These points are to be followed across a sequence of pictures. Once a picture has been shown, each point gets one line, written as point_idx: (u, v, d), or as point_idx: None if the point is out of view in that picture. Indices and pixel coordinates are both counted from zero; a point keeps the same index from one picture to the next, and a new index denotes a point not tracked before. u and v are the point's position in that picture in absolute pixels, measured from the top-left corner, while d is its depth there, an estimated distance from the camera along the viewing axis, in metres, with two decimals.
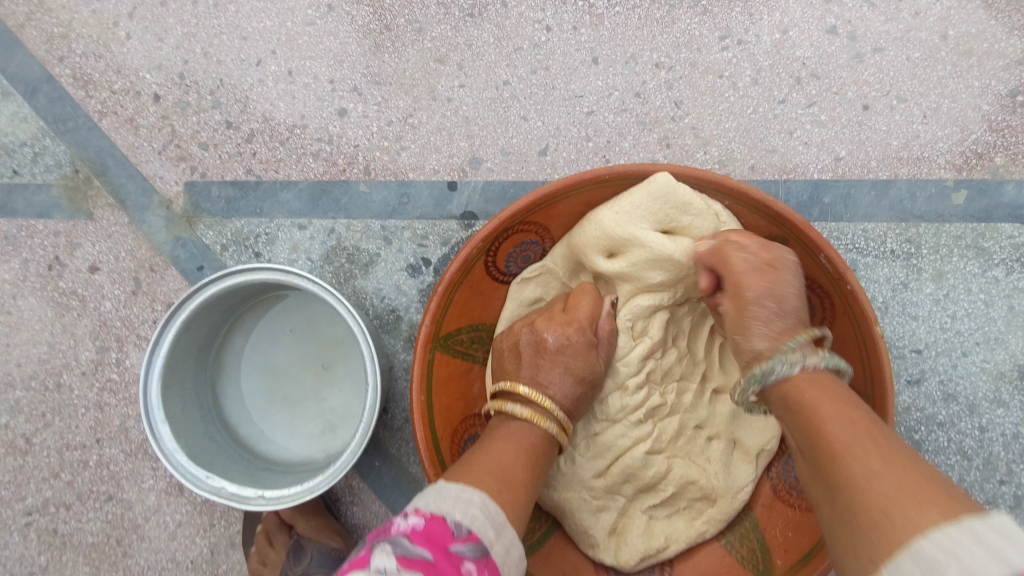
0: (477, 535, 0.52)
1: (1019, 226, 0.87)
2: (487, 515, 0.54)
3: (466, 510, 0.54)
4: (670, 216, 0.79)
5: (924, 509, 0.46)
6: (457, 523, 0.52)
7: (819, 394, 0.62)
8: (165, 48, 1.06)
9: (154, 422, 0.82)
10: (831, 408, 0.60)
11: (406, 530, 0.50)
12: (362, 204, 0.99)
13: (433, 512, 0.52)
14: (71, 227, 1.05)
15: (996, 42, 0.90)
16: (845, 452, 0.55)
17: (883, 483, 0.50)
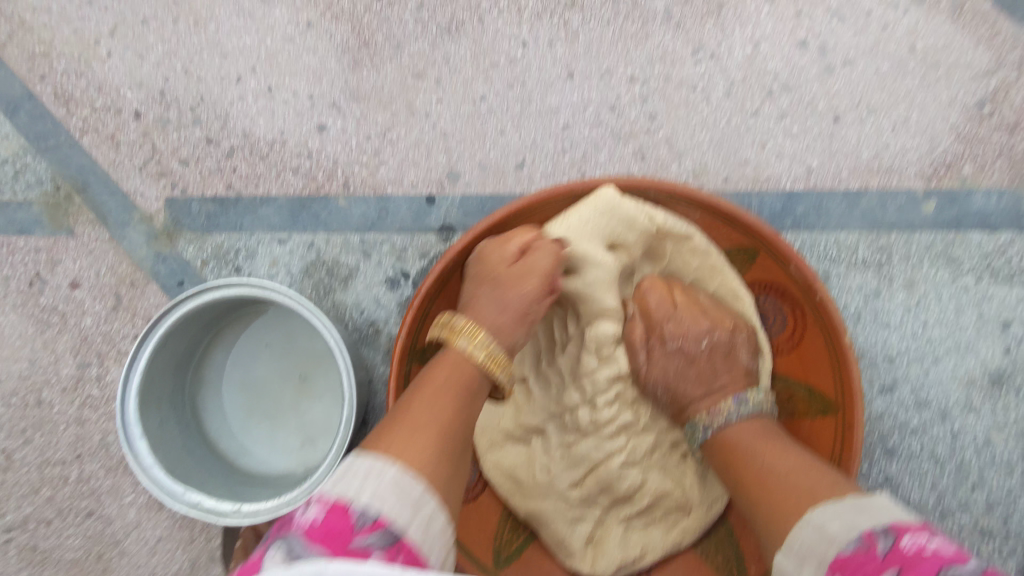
0: (386, 522, 0.50)
1: (987, 235, 0.88)
2: (399, 492, 0.52)
3: (375, 491, 0.51)
4: (617, 232, 0.80)
5: (812, 498, 0.59)
6: (362, 510, 0.50)
7: (748, 436, 0.72)
8: (147, 66, 1.07)
9: (131, 437, 0.82)
10: (756, 447, 0.70)
11: (304, 524, 0.48)
12: (341, 218, 1.00)
13: (336, 500, 0.50)
14: (52, 243, 1.05)
15: (964, 54, 0.91)
16: (767, 477, 0.65)
17: (802, 500, 0.60)
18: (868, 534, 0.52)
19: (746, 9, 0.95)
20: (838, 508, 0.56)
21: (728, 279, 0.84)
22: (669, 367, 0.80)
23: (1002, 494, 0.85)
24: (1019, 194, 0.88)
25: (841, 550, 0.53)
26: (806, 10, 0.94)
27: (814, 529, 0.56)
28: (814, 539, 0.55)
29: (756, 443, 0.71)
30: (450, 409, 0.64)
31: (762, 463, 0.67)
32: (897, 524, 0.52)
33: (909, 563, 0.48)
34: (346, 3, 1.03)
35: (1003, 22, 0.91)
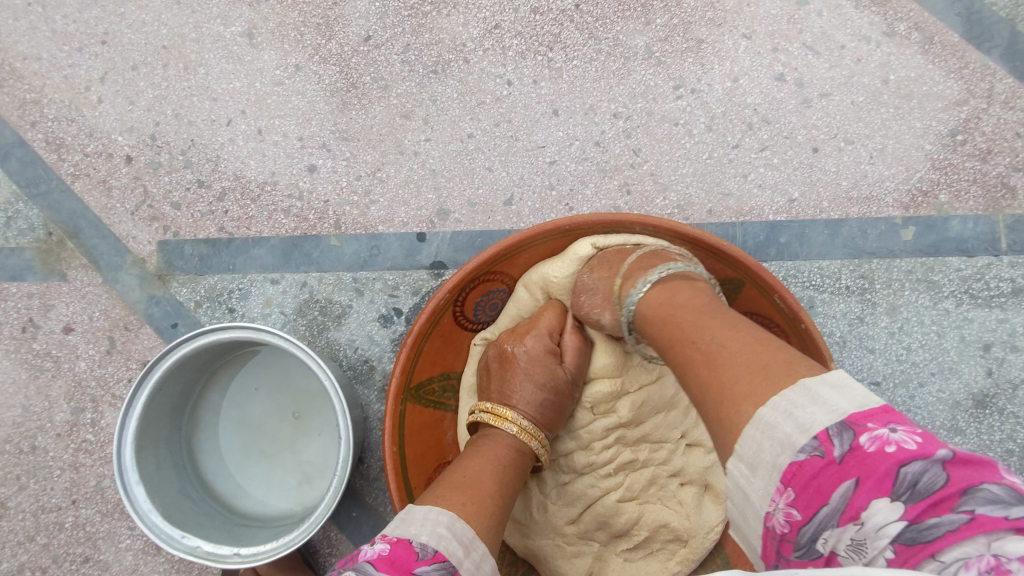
0: (443, 556, 0.52)
1: (965, 260, 0.90)
2: (454, 534, 0.54)
3: (432, 532, 0.53)
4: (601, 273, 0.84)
5: (762, 381, 0.47)
6: (423, 546, 0.52)
7: (672, 304, 0.61)
8: (137, 111, 1.08)
9: (129, 483, 0.82)
10: (684, 308, 0.59)
11: (369, 556, 0.50)
12: (333, 257, 1.01)
13: (399, 537, 0.52)
14: (44, 289, 1.06)
15: (935, 84, 0.94)
16: (699, 347, 0.54)
17: (754, 383, 0.47)
18: (822, 435, 0.42)
19: (724, 45, 0.98)
20: (777, 406, 0.45)
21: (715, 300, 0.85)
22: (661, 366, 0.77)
23: None
24: (994, 219, 0.91)
25: (795, 456, 0.43)
26: (782, 45, 0.97)
27: (760, 432, 0.45)
28: (759, 443, 0.45)
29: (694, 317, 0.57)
30: (499, 486, 0.66)
31: (708, 337, 0.54)
32: (856, 415, 0.42)
33: (864, 470, 0.39)
34: (333, 46, 1.05)
35: (971, 54, 0.94)
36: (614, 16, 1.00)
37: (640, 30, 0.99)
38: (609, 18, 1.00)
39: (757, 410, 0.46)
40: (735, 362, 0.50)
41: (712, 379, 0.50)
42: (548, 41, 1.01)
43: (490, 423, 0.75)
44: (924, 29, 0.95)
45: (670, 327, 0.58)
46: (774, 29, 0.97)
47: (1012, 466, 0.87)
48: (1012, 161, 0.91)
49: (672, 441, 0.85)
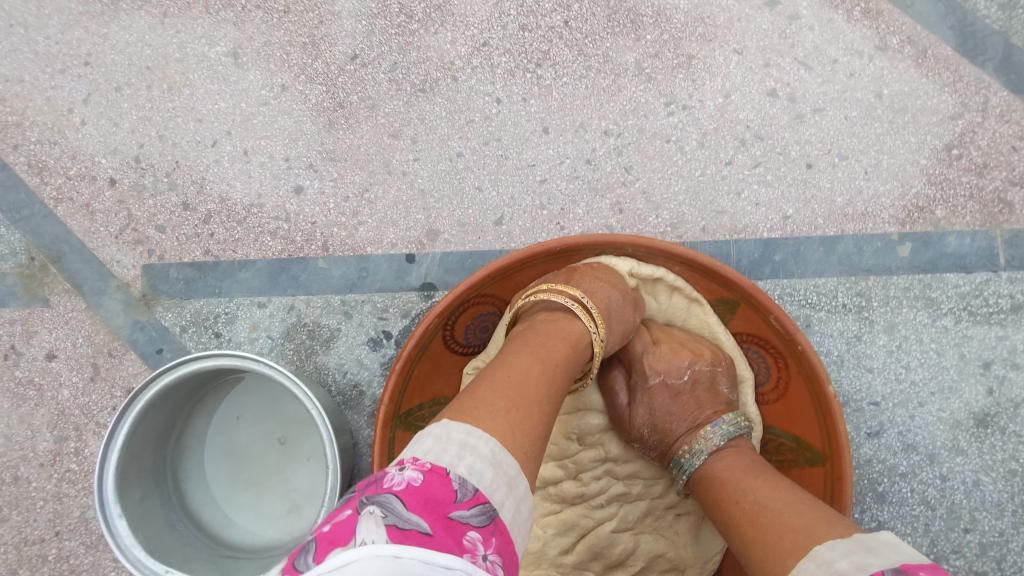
0: (483, 496, 0.46)
1: (964, 276, 0.89)
2: (498, 466, 0.48)
3: (472, 464, 0.47)
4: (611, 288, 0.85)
5: (803, 536, 0.55)
6: (462, 481, 0.46)
7: (730, 465, 0.71)
8: (121, 133, 1.06)
9: (110, 517, 0.79)
10: (734, 476, 0.69)
11: (398, 492, 0.44)
12: (321, 280, 0.99)
13: (435, 466, 0.46)
14: (27, 315, 1.04)
15: (929, 99, 0.93)
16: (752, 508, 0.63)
17: (805, 528, 0.56)
18: (877, 574, 0.47)
19: (716, 61, 0.97)
20: (834, 546, 0.52)
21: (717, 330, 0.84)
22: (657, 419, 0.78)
23: (994, 535, 0.84)
24: (992, 234, 0.89)
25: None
26: (773, 60, 0.96)
27: (815, 565, 0.51)
28: (813, 574, 0.51)
29: (739, 477, 0.68)
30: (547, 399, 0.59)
31: (757, 493, 0.64)
32: (907, 563, 0.47)
33: None
34: (320, 65, 1.04)
35: (966, 67, 0.92)
36: (604, 32, 0.99)
37: (630, 47, 0.98)
38: (598, 35, 0.99)
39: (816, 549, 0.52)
40: (786, 513, 0.59)
41: (761, 528, 0.60)
42: (537, 58, 1.00)
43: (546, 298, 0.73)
44: (917, 43, 0.94)
45: (721, 485, 0.69)
46: (765, 44, 0.96)
47: (1015, 486, 0.85)
48: (1009, 175, 0.90)
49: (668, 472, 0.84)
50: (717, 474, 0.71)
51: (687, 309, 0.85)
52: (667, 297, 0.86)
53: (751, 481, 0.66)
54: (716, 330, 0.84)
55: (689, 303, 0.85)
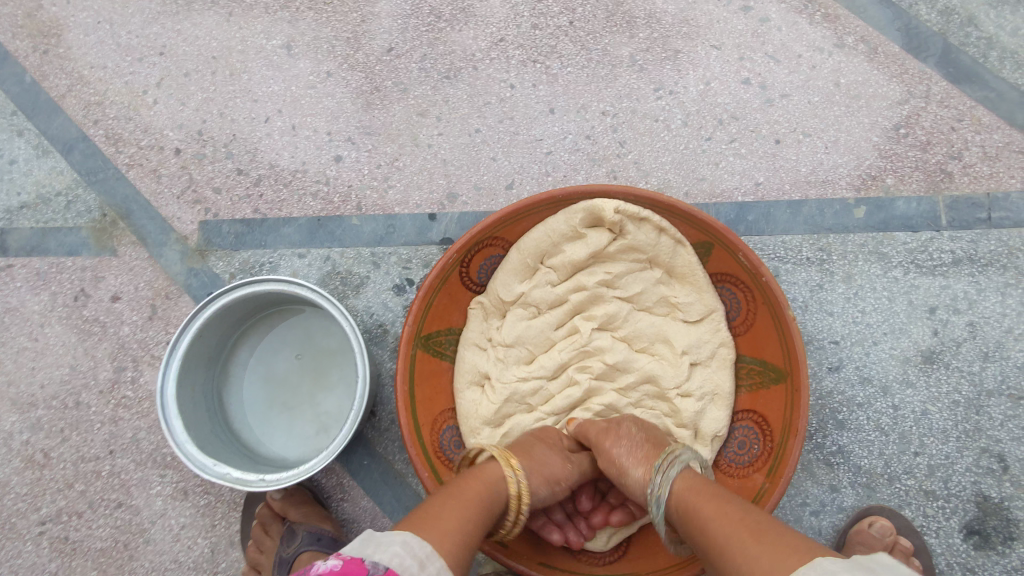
0: (394, 571, 0.58)
1: (911, 234, 1.02)
2: (409, 551, 0.60)
3: (387, 550, 0.59)
4: (597, 223, 0.97)
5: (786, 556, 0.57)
6: (376, 564, 0.58)
7: (696, 499, 0.71)
8: (187, 110, 1.24)
9: (169, 415, 0.92)
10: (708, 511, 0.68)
11: (324, 569, 0.57)
12: (354, 235, 1.14)
13: (353, 555, 0.59)
14: (96, 262, 1.19)
15: (880, 87, 1.08)
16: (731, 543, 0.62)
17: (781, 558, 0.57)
18: None
19: (698, 54, 1.13)
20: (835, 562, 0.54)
21: (688, 257, 0.96)
22: (628, 450, 0.82)
23: (941, 458, 0.96)
24: (935, 200, 1.03)
25: None
26: (747, 55, 1.12)
27: None
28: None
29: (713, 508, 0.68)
30: (468, 517, 0.69)
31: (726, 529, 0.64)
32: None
33: None
34: (360, 56, 1.21)
35: (911, 61, 1.08)
36: (603, 30, 1.16)
37: (625, 42, 1.15)
38: (598, 33, 1.16)
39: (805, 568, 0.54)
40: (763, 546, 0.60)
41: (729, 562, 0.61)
42: (546, 51, 1.17)
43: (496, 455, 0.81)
44: (869, 41, 1.10)
45: (699, 527, 0.67)
46: (740, 42, 1.13)
47: (958, 415, 0.96)
48: (948, 150, 1.05)
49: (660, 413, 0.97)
50: (686, 494, 0.72)
51: (673, 249, 0.96)
52: (655, 235, 0.96)
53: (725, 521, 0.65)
54: (696, 269, 0.96)
55: (675, 245, 0.96)
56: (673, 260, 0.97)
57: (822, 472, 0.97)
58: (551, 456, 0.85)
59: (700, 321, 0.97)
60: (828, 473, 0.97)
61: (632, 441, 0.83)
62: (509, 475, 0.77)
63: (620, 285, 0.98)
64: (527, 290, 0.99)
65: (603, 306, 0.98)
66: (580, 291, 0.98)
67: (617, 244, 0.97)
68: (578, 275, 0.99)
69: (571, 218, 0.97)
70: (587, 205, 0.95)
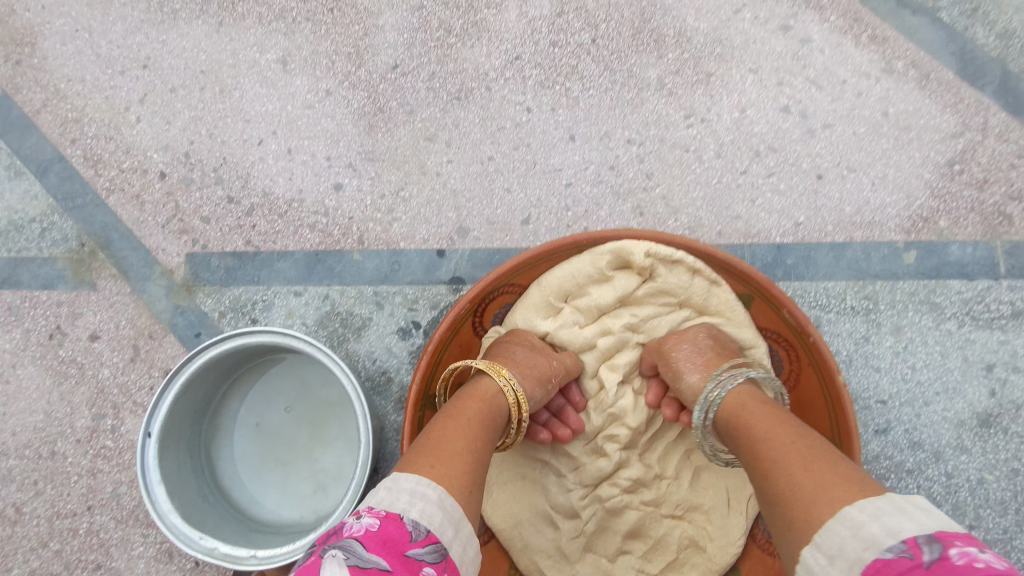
0: (435, 536, 0.53)
1: (966, 283, 0.94)
2: (444, 510, 0.55)
3: (422, 509, 0.54)
4: (626, 262, 0.87)
5: (840, 491, 0.52)
6: (415, 524, 0.52)
7: (755, 412, 0.68)
8: (173, 130, 1.13)
9: (150, 483, 0.83)
10: (760, 427, 0.65)
11: (359, 532, 0.50)
12: (355, 271, 1.05)
13: (389, 512, 0.52)
14: (74, 297, 1.09)
15: (932, 118, 0.99)
16: (776, 466, 0.59)
17: (832, 489, 0.52)
18: (911, 542, 0.45)
19: (732, 78, 1.04)
20: (864, 508, 0.49)
21: (725, 295, 0.87)
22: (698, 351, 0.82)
23: (999, 532, 0.88)
24: (993, 245, 0.94)
25: (881, 554, 0.46)
26: (787, 79, 1.03)
27: (844, 528, 0.49)
28: (843, 537, 0.48)
29: (768, 425, 0.64)
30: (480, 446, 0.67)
31: (774, 446, 0.61)
32: (942, 533, 0.45)
33: None
34: (362, 73, 1.11)
35: (966, 90, 0.99)
36: (629, 50, 1.06)
37: (653, 64, 1.05)
38: (623, 52, 1.06)
39: (842, 511, 0.50)
40: (819, 471, 0.55)
41: (774, 489, 0.58)
42: (566, 72, 1.07)
43: (487, 371, 0.78)
44: (920, 67, 1.00)
45: (747, 437, 0.66)
46: (779, 65, 1.03)
47: (1018, 485, 0.88)
48: (1007, 190, 0.96)
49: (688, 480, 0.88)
50: (739, 412, 0.71)
51: (707, 291, 0.87)
52: (688, 277, 0.87)
53: (779, 438, 0.62)
54: (733, 311, 0.87)
55: (709, 287, 0.87)
56: (709, 305, 0.88)
57: None
58: (533, 356, 0.83)
59: None
60: None
61: (696, 345, 0.83)
62: (501, 386, 0.76)
63: (647, 330, 0.91)
64: (550, 332, 0.90)
65: (628, 353, 0.90)
66: (608, 335, 0.90)
67: (647, 287, 0.88)
68: (603, 318, 0.91)
69: (597, 257, 0.87)
70: (614, 247, 0.85)
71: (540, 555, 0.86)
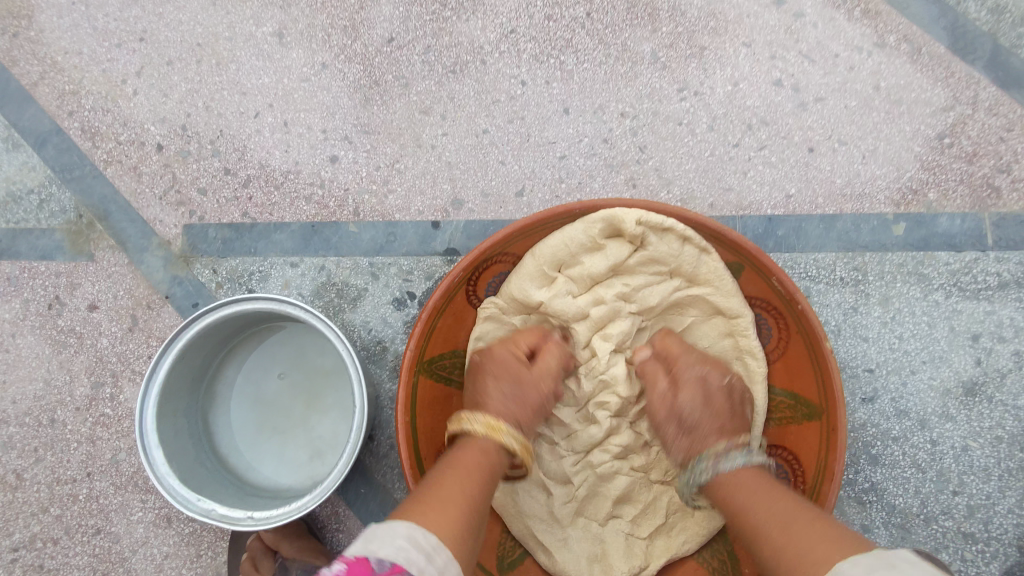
0: (402, 566, 0.54)
1: (954, 254, 0.95)
2: (418, 546, 0.57)
3: (394, 548, 0.55)
4: (617, 231, 0.88)
5: (831, 548, 0.59)
6: (382, 561, 0.54)
7: (750, 478, 0.74)
8: (170, 103, 1.14)
9: (147, 446, 0.84)
10: (756, 492, 0.72)
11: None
12: (351, 243, 1.06)
13: (356, 555, 0.54)
14: (72, 268, 1.10)
15: (923, 92, 1.00)
16: (774, 538, 0.65)
17: (828, 552, 0.59)
18: None
19: (725, 52, 1.04)
20: (858, 563, 0.55)
21: (713, 262, 0.88)
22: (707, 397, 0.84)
23: (982, 498, 0.89)
24: (981, 217, 0.95)
25: None
26: (779, 53, 1.03)
27: None
28: None
29: (765, 496, 0.71)
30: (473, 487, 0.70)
31: (775, 509, 0.68)
32: None
33: None
34: (358, 47, 1.11)
35: (957, 64, 1.00)
36: (623, 23, 1.07)
37: (647, 37, 1.06)
38: (617, 26, 1.07)
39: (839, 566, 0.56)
40: (814, 538, 0.61)
41: (779, 543, 0.64)
42: (560, 45, 1.07)
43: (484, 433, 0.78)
44: (912, 41, 1.01)
45: (741, 520, 0.71)
46: (772, 39, 1.04)
47: (1000, 452, 0.90)
48: (996, 163, 0.97)
49: None
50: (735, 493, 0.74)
51: (697, 258, 0.88)
52: (678, 245, 0.88)
53: (776, 506, 0.68)
54: (722, 276, 0.87)
55: (699, 254, 0.88)
56: (699, 273, 0.88)
57: (853, 511, 0.91)
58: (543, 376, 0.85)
59: (719, 338, 0.92)
60: (860, 512, 0.91)
61: (708, 378, 0.85)
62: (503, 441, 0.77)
63: (639, 299, 0.90)
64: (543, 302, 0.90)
65: (620, 324, 0.90)
66: (601, 307, 0.90)
67: (638, 255, 0.88)
68: (597, 288, 0.91)
69: (589, 226, 0.87)
70: (607, 214, 0.86)
71: (533, 519, 0.88)
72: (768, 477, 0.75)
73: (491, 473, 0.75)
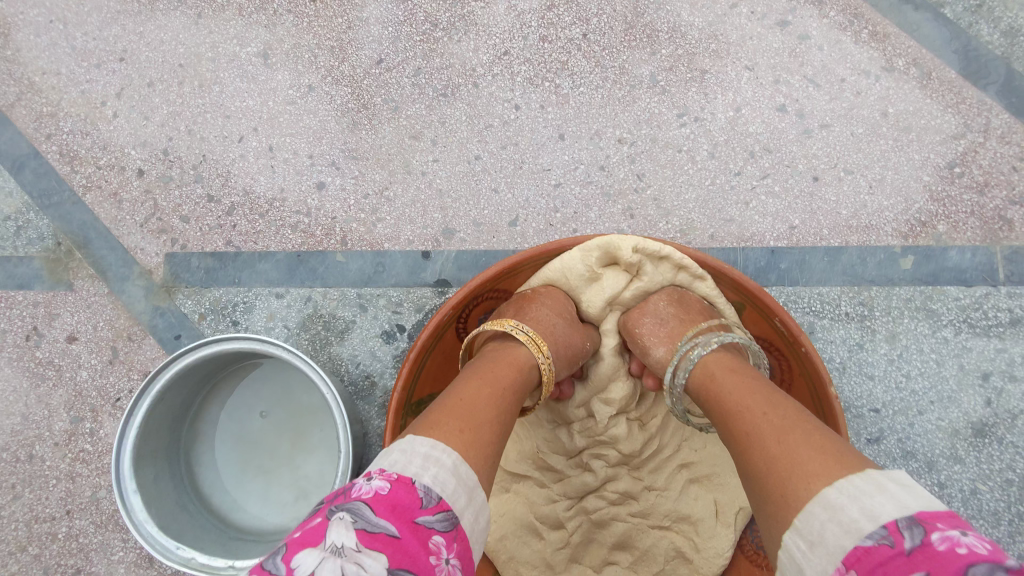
0: (447, 504, 0.48)
1: (964, 289, 0.91)
2: (459, 475, 0.50)
3: (436, 473, 0.49)
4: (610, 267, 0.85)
5: (819, 465, 0.49)
6: (426, 491, 0.48)
7: (731, 377, 0.65)
8: (151, 126, 1.10)
9: (124, 491, 0.81)
10: (734, 394, 0.62)
11: (368, 494, 0.46)
12: (338, 273, 1.02)
13: (400, 475, 0.48)
14: (50, 297, 1.06)
15: (932, 119, 0.96)
16: (752, 445, 0.56)
17: (813, 468, 0.49)
18: (891, 525, 0.42)
19: (727, 76, 1.00)
20: (848, 485, 0.46)
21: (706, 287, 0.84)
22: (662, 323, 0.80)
23: None
24: (992, 250, 0.92)
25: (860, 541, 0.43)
26: (783, 77, 0.99)
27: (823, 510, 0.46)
28: (822, 520, 0.46)
29: (744, 391, 0.62)
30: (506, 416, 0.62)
31: (752, 410, 0.59)
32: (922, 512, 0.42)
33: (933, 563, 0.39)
34: (346, 68, 1.07)
35: (968, 89, 0.96)
36: (621, 45, 1.03)
37: (645, 60, 1.02)
38: (615, 48, 1.03)
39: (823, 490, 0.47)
40: (796, 447, 0.52)
41: (756, 468, 0.54)
42: (555, 68, 1.03)
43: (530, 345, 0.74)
44: (921, 65, 0.97)
45: (721, 403, 0.63)
46: (775, 62, 1.00)
47: (1012, 496, 0.86)
48: (1008, 194, 0.93)
49: (676, 492, 0.86)
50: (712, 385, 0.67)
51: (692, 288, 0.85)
52: (671, 275, 0.84)
53: (756, 404, 0.59)
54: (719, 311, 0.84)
55: (693, 281, 0.84)
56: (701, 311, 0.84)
57: None
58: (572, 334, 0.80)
59: None
60: None
61: (657, 316, 0.81)
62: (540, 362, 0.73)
63: None
64: None
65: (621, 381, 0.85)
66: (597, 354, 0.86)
67: (633, 290, 0.85)
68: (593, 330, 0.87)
69: (587, 254, 0.83)
70: (604, 244, 0.81)
71: (525, 567, 0.85)
72: (755, 371, 0.67)
73: (517, 389, 0.67)
